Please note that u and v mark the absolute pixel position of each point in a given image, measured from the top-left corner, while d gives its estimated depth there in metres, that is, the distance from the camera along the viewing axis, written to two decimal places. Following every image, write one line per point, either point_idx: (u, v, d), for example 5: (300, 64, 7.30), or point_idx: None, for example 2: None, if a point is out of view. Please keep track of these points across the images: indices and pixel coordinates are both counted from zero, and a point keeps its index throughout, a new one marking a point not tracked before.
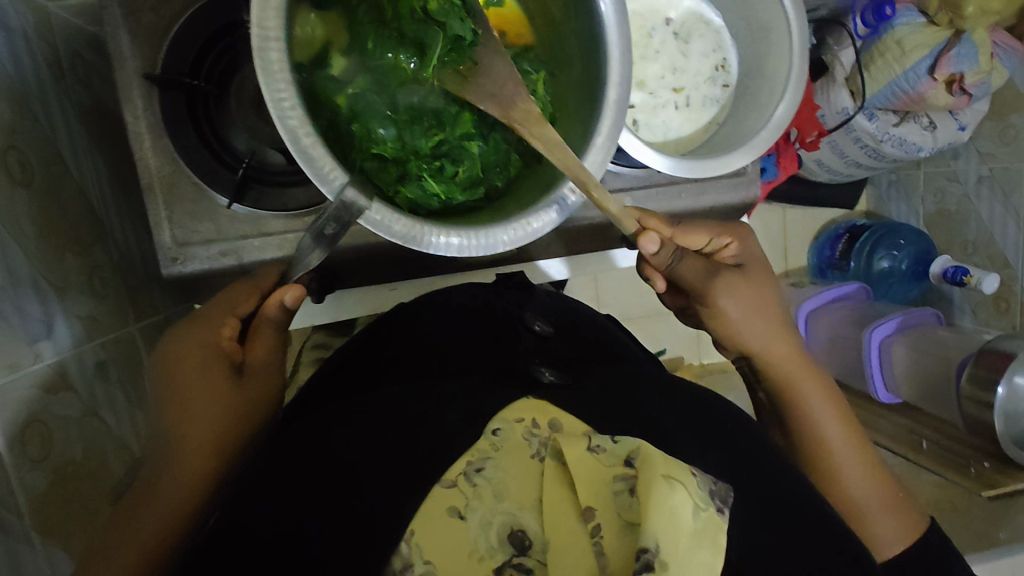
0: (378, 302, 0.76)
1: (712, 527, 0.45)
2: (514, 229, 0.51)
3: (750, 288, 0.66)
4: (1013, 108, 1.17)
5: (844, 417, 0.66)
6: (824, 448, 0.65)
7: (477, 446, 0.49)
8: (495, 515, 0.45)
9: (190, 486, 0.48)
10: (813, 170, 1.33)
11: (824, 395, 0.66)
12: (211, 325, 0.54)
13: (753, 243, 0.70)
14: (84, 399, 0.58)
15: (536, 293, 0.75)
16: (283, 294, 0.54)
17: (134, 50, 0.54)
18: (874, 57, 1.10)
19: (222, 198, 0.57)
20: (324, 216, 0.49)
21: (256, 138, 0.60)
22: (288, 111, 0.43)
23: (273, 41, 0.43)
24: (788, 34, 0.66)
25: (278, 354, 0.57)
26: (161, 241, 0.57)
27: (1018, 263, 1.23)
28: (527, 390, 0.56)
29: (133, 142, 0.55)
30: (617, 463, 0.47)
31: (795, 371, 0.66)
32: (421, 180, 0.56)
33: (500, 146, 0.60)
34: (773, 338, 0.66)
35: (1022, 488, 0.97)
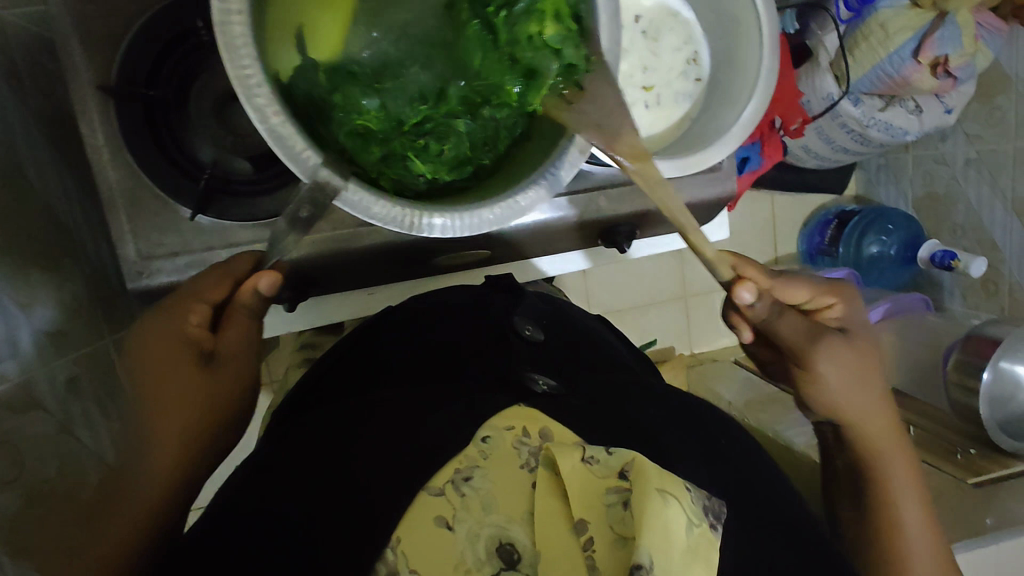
0: (355, 308, 0.74)
1: (706, 543, 0.44)
2: (501, 206, 0.46)
3: (856, 356, 0.60)
4: (999, 90, 1.16)
5: (923, 506, 0.61)
6: (896, 531, 0.59)
7: (466, 453, 0.47)
8: (483, 528, 0.43)
9: (153, 501, 0.44)
10: (801, 156, 1.31)
11: (909, 478, 0.61)
12: (176, 314, 0.46)
13: (858, 305, 0.64)
14: (58, 416, 0.58)
15: (525, 296, 0.74)
16: (257, 279, 0.47)
17: (87, 60, 0.53)
18: (858, 41, 1.08)
19: (186, 210, 0.57)
20: (298, 197, 0.43)
21: (220, 147, 0.59)
22: (255, 90, 0.39)
23: (236, 15, 0.37)
24: (757, 26, 0.66)
25: (254, 343, 0.49)
26: (125, 255, 0.56)
27: (1006, 246, 1.23)
28: (517, 397, 0.55)
29: (91, 155, 0.54)
30: (611, 474, 0.46)
31: (886, 446, 0.61)
32: (403, 159, 0.48)
33: (491, 120, 0.50)
34: (874, 410, 0.61)
35: (1005, 475, 0.98)
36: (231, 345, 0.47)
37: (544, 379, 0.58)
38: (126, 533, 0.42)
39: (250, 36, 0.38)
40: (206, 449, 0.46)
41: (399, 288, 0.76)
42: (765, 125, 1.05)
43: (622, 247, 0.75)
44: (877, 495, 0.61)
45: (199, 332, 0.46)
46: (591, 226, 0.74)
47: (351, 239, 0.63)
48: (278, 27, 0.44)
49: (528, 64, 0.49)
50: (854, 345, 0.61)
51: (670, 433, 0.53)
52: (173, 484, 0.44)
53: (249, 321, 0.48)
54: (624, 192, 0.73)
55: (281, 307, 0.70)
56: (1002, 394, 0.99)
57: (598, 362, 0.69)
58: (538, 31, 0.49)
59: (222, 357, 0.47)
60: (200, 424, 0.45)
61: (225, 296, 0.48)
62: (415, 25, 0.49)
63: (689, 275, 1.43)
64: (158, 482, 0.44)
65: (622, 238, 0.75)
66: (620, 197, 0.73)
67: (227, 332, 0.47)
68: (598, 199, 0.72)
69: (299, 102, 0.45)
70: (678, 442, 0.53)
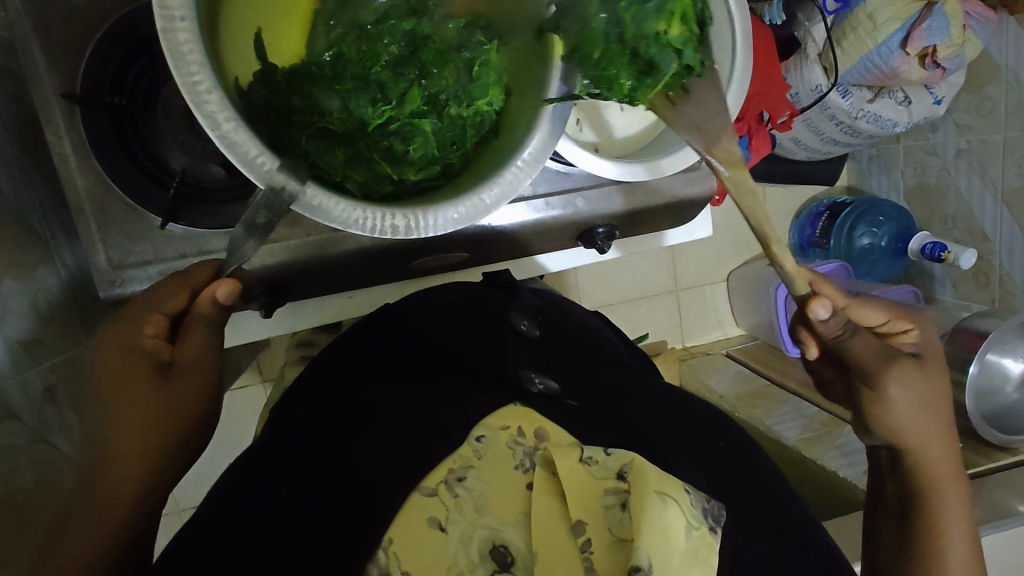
0: (337, 311, 0.74)
1: (704, 547, 0.45)
2: (464, 205, 0.48)
3: (923, 383, 0.60)
4: (988, 79, 1.15)
5: (971, 539, 0.58)
6: (938, 556, 0.57)
7: (459, 452, 0.47)
8: (477, 530, 0.43)
9: (119, 514, 0.43)
10: (791, 148, 1.30)
11: (961, 509, 0.59)
12: (131, 326, 0.47)
13: (933, 333, 0.64)
14: (32, 426, 0.55)
15: (520, 291, 0.73)
16: (215, 289, 0.47)
17: (51, 67, 0.53)
18: (847, 32, 1.06)
19: (156, 219, 0.57)
20: (255, 203, 0.44)
21: (189, 154, 0.58)
22: (205, 97, 0.39)
23: (179, 23, 0.38)
24: (731, 29, 0.65)
25: (216, 356, 0.50)
26: (96, 265, 0.55)
27: (995, 237, 1.22)
28: (512, 396, 0.54)
29: (59, 163, 0.54)
30: (609, 476, 0.46)
31: (942, 473, 0.60)
32: (369, 161, 0.49)
33: (456, 121, 0.52)
34: (937, 439, 0.60)
35: (992, 469, 0.97)
36: (189, 356, 0.48)
37: (542, 378, 0.58)
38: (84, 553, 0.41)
39: (197, 43, 0.39)
40: (167, 463, 0.46)
41: (378, 293, 0.76)
42: (752, 118, 1.02)
43: (602, 248, 0.76)
44: (922, 514, 0.58)
45: (154, 342, 0.47)
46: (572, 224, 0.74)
47: (331, 243, 0.64)
48: (238, 34, 0.48)
49: (651, 59, 0.50)
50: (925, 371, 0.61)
51: (667, 441, 0.54)
52: (134, 496, 0.44)
53: (207, 330, 0.48)
54: (604, 194, 0.73)
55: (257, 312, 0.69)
56: (990, 387, 1.04)
57: (593, 359, 0.68)
58: (665, 29, 0.51)
59: (180, 368, 0.47)
60: (157, 435, 0.46)
61: (182, 307, 0.49)
62: (375, 31, 0.52)
63: (680, 269, 1.43)
64: (118, 495, 0.44)
65: (601, 238, 0.75)
66: (594, 199, 0.72)
67: (185, 342, 0.48)
68: (576, 200, 0.72)
69: (262, 104, 0.48)
70: (677, 452, 0.53)
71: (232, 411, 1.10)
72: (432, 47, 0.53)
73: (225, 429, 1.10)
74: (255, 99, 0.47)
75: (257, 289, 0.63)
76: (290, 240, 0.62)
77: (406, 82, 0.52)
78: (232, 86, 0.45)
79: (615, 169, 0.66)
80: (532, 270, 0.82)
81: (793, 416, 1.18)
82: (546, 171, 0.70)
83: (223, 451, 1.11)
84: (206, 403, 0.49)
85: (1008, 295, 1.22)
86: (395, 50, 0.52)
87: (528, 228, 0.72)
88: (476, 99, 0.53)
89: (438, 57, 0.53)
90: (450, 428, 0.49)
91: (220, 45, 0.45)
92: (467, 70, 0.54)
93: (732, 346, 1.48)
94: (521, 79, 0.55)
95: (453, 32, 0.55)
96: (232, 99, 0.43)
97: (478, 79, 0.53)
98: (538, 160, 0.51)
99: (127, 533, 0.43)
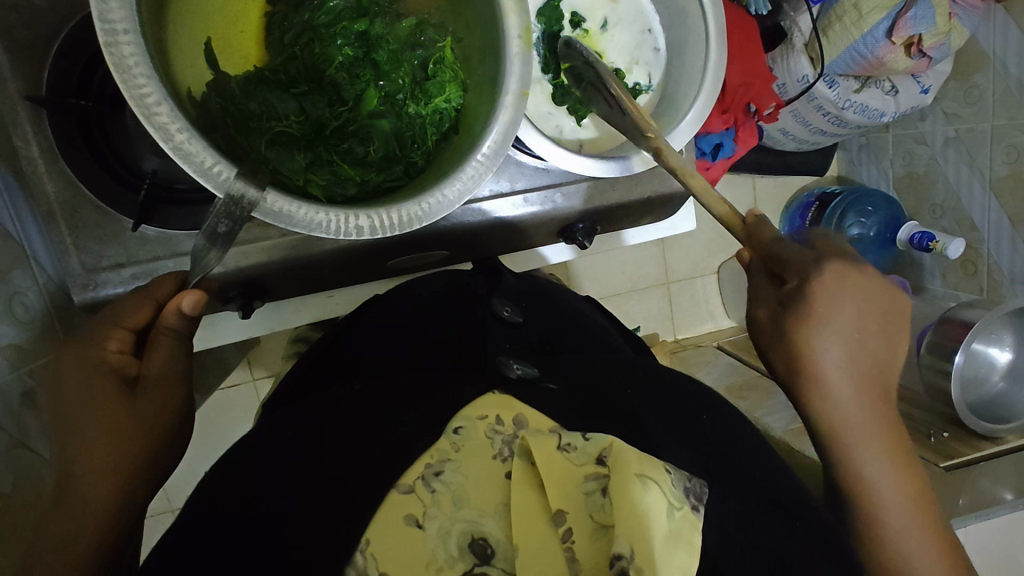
0: (317, 310, 0.74)
1: (687, 528, 0.40)
2: (426, 201, 0.50)
3: (805, 342, 0.52)
4: (976, 68, 1.14)
5: (908, 485, 0.53)
6: (874, 523, 0.53)
7: (437, 446, 0.44)
8: (455, 524, 0.41)
9: (100, 520, 0.43)
10: (779, 139, 1.29)
11: (886, 459, 0.53)
12: (94, 343, 0.47)
13: (846, 291, 0.52)
14: (9, 430, 0.54)
15: (505, 278, 0.71)
16: (180, 300, 0.48)
17: (17, 72, 0.54)
18: (832, 22, 1.06)
19: (127, 220, 0.58)
20: (215, 213, 0.44)
21: (161, 156, 0.60)
22: (155, 109, 0.40)
23: (122, 37, 0.39)
24: (704, 19, 0.69)
25: (183, 366, 0.50)
26: (68, 268, 0.57)
27: (984, 226, 1.21)
28: (493, 384, 0.49)
29: (27, 168, 0.56)
30: (588, 462, 0.43)
31: (855, 427, 0.53)
32: (330, 164, 0.54)
33: (413, 120, 0.57)
34: (843, 390, 0.52)
35: (976, 459, 0.97)
36: (156, 369, 0.48)
37: (522, 365, 0.53)
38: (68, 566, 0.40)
39: (142, 55, 0.40)
40: (145, 466, 0.46)
41: (359, 290, 0.76)
42: (737, 111, 0.99)
43: (582, 244, 0.75)
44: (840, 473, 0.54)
45: (119, 357, 0.47)
46: (552, 220, 0.74)
47: (307, 245, 0.63)
48: (187, 49, 0.51)
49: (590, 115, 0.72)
50: (804, 324, 0.52)
51: (653, 416, 0.49)
52: (117, 498, 0.44)
53: (174, 343, 0.49)
54: (583, 189, 0.72)
55: (235, 313, 0.69)
56: (975, 375, 1.05)
57: (584, 336, 0.68)
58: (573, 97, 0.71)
59: (147, 381, 0.47)
60: (130, 445, 0.45)
61: (146, 321, 0.50)
62: (327, 33, 0.58)
63: (670, 260, 1.42)
64: (95, 501, 0.43)
65: (581, 233, 0.75)
66: (574, 195, 0.72)
67: (152, 354, 0.48)
68: (555, 196, 0.71)
69: (217, 111, 0.50)
70: (662, 427, 0.47)
71: (226, 408, 1.10)
72: (384, 48, 0.58)
73: (216, 428, 1.10)
74: (210, 108, 0.50)
75: (230, 287, 0.63)
76: (265, 240, 0.62)
77: (361, 84, 0.57)
78: (184, 95, 0.48)
79: (599, 167, 0.66)
80: (533, 263, 0.84)
81: (782, 408, 1.17)
82: (523, 166, 0.70)
83: (213, 449, 1.11)
84: (179, 407, 0.50)
85: (996, 284, 1.21)
86: (348, 52, 0.58)
87: (509, 222, 0.71)
88: (433, 97, 0.57)
89: (391, 58, 0.58)
90: (425, 422, 0.45)
91: (169, 54, 0.48)
92: (422, 69, 0.59)
93: (724, 338, 1.48)
94: (477, 72, 0.57)
95: (405, 31, 0.59)
96: (184, 112, 0.44)
97: (433, 78, 0.58)
98: (496, 153, 0.52)
99: (113, 537, 0.43)
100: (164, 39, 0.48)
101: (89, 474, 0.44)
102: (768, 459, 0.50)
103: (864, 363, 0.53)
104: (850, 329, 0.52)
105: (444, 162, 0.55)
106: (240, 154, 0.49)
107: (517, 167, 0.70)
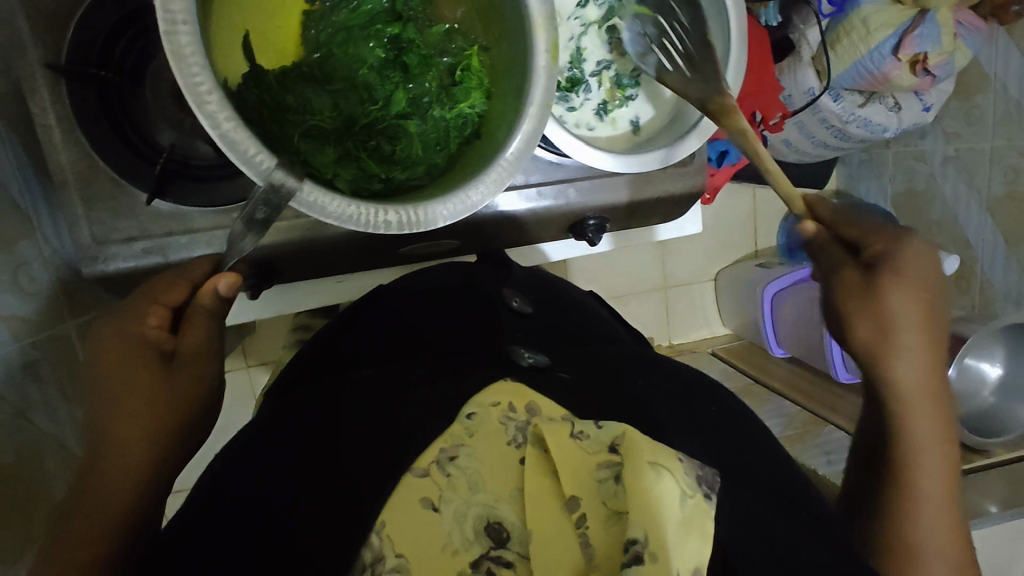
0: (324, 295, 0.74)
1: (699, 515, 0.39)
2: (453, 203, 0.50)
3: (882, 299, 0.51)
4: (978, 89, 1.17)
5: (949, 467, 0.53)
6: (909, 491, 0.52)
7: (451, 431, 0.43)
8: (471, 507, 0.39)
9: (125, 496, 0.41)
10: (782, 151, 1.30)
11: (935, 432, 0.53)
12: (133, 317, 0.46)
13: (930, 262, 0.52)
14: (13, 404, 0.59)
15: (513, 271, 0.73)
16: (216, 281, 0.45)
17: (38, 39, 0.54)
18: (840, 36, 1.07)
19: (142, 194, 0.58)
20: (253, 201, 0.44)
21: (180, 131, 0.60)
22: (206, 97, 0.41)
23: (181, 26, 0.40)
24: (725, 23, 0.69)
25: (218, 347, 0.48)
26: (80, 239, 0.57)
27: (978, 244, 1.23)
28: (503, 371, 0.50)
29: (43, 137, 0.55)
30: (601, 450, 0.41)
31: (918, 392, 0.52)
32: (357, 160, 0.55)
33: (439, 123, 0.58)
34: (907, 351, 0.52)
35: (968, 470, 1.00)
36: (191, 345, 0.46)
37: (533, 353, 0.54)
38: (75, 538, 0.39)
39: (197, 45, 0.41)
40: (176, 447, 0.44)
41: (366, 277, 0.76)
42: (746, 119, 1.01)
43: (593, 240, 0.76)
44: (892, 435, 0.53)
45: (157, 333, 0.45)
46: (563, 215, 0.74)
47: (321, 228, 0.63)
48: (226, 42, 0.52)
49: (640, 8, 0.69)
50: (886, 279, 0.51)
51: (662, 406, 0.49)
52: (145, 478, 0.42)
53: (211, 323, 0.46)
54: (596, 185, 0.73)
55: (244, 295, 0.70)
56: (968, 391, 1.05)
57: (588, 325, 0.68)
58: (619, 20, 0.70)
59: (182, 359, 0.45)
60: (157, 424, 0.43)
61: (182, 299, 0.48)
62: (361, 33, 0.58)
63: (669, 265, 1.43)
64: (116, 476, 0.41)
65: (590, 230, 0.76)
66: (586, 191, 0.73)
67: (188, 331, 0.46)
68: (568, 190, 0.72)
69: (254, 103, 0.52)
70: (672, 417, 0.48)
71: None
72: (415, 51, 0.59)
73: None
74: (248, 99, 0.52)
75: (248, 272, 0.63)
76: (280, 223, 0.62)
77: (392, 85, 0.58)
78: (225, 85, 0.49)
79: (616, 163, 0.67)
80: (534, 258, 0.85)
81: (775, 414, 1.28)
82: (539, 161, 0.71)
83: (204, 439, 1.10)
84: (212, 392, 0.47)
85: (988, 301, 1.23)
86: (380, 54, 0.58)
87: (517, 217, 0.72)
88: (459, 102, 0.58)
89: (421, 61, 0.59)
90: (438, 409, 0.44)
91: (213, 48, 0.50)
92: (449, 74, 0.60)
93: (717, 345, 1.49)
94: (506, 81, 0.58)
95: (436, 37, 0.60)
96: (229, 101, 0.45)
97: (460, 83, 0.59)
98: (520, 159, 0.53)
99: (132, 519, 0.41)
100: (209, 29, 0.49)
101: (105, 449, 0.42)
102: (782, 454, 0.51)
103: (936, 335, 0.52)
104: (931, 294, 0.51)
105: (468, 164, 0.56)
106: (275, 147, 0.51)
107: (533, 160, 0.70)
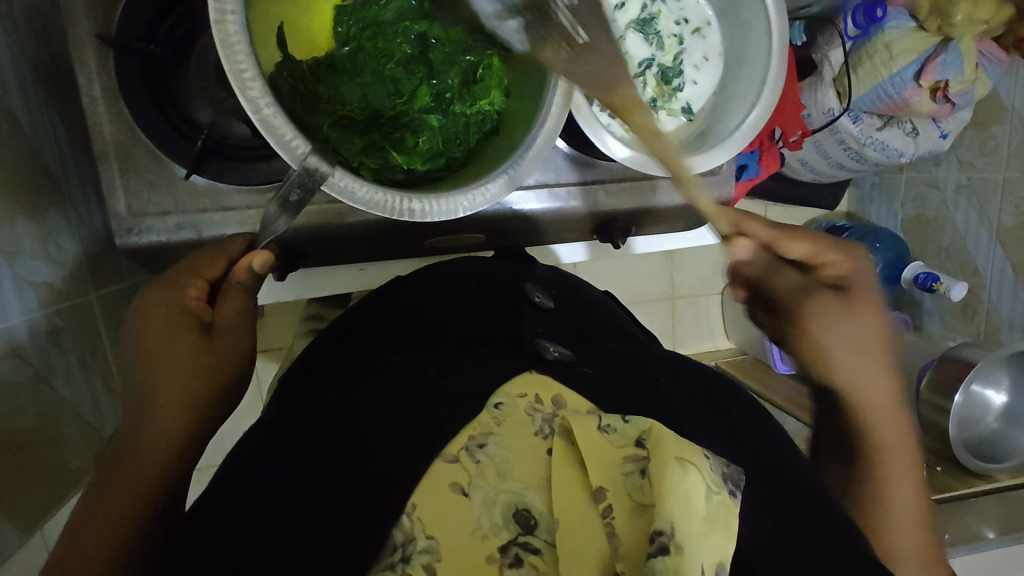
0: (346, 282, 0.75)
1: (724, 513, 0.39)
2: (471, 195, 0.51)
3: (852, 319, 0.59)
4: (994, 119, 1.17)
5: (920, 490, 0.58)
6: (886, 505, 0.57)
7: (479, 419, 0.44)
8: (500, 494, 0.40)
9: (159, 462, 0.42)
10: (798, 170, 1.32)
11: (904, 454, 0.58)
12: (174, 289, 0.47)
13: (867, 268, 0.62)
14: (36, 367, 0.59)
15: (535, 267, 0.73)
16: (250, 259, 0.47)
17: (90, 10, 0.55)
18: (863, 58, 1.07)
19: (181, 169, 0.59)
20: (288, 182, 0.45)
21: (219, 112, 0.61)
22: (248, 83, 0.42)
23: (230, 16, 0.41)
24: (767, 34, 0.68)
25: (251, 323, 0.50)
26: (116, 211, 0.58)
27: (986, 271, 1.24)
28: (528, 363, 0.50)
29: (88, 107, 0.56)
30: (627, 444, 0.42)
31: (885, 413, 0.58)
32: (383, 152, 0.56)
33: (459, 119, 0.59)
34: (878, 371, 0.59)
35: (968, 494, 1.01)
36: (228, 320, 0.47)
37: (558, 347, 0.55)
38: (100, 503, 0.40)
39: (243, 34, 0.42)
40: (210, 418, 0.46)
41: (388, 267, 0.77)
42: (765, 135, 1.03)
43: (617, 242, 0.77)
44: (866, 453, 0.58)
45: (198, 305, 0.47)
46: (587, 217, 0.75)
47: (350, 213, 0.64)
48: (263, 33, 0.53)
49: None
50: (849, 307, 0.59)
51: (685, 405, 0.49)
52: (180, 446, 0.43)
53: (246, 298, 0.49)
54: (622, 189, 0.74)
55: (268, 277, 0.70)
56: (972, 415, 1.06)
57: (606, 325, 0.68)
58: None
59: (220, 332, 0.47)
60: (192, 393, 0.44)
61: (221, 274, 0.49)
62: (390, 30, 0.58)
63: (678, 277, 1.44)
64: (149, 443, 0.42)
65: (617, 232, 0.76)
66: (611, 195, 0.74)
67: (225, 306, 0.47)
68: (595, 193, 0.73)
69: (288, 92, 0.53)
70: (695, 417, 0.48)
71: None
72: (440, 49, 0.58)
73: None
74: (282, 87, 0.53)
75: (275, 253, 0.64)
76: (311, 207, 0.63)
77: (417, 80, 0.58)
78: None
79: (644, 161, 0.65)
80: (548, 259, 0.86)
81: None
82: (570, 161, 0.72)
83: None
84: (241, 368, 0.49)
85: (993, 330, 1.24)
86: (407, 49, 0.58)
87: (542, 217, 0.73)
88: (479, 100, 0.59)
89: (445, 59, 0.58)
90: (465, 398, 0.45)
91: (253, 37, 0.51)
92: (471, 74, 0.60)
93: (721, 358, 1.50)
94: (530, 84, 0.58)
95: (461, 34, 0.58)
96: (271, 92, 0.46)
97: (481, 82, 0.59)
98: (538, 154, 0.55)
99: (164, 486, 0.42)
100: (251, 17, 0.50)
101: (139, 414, 0.43)
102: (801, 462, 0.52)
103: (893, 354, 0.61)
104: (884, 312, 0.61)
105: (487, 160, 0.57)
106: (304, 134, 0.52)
107: (563, 160, 0.72)
